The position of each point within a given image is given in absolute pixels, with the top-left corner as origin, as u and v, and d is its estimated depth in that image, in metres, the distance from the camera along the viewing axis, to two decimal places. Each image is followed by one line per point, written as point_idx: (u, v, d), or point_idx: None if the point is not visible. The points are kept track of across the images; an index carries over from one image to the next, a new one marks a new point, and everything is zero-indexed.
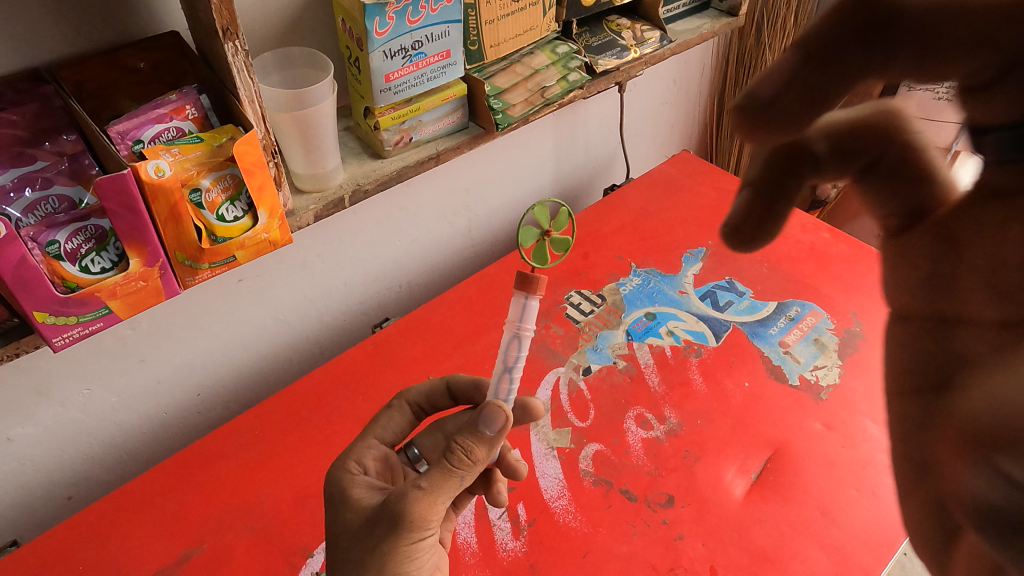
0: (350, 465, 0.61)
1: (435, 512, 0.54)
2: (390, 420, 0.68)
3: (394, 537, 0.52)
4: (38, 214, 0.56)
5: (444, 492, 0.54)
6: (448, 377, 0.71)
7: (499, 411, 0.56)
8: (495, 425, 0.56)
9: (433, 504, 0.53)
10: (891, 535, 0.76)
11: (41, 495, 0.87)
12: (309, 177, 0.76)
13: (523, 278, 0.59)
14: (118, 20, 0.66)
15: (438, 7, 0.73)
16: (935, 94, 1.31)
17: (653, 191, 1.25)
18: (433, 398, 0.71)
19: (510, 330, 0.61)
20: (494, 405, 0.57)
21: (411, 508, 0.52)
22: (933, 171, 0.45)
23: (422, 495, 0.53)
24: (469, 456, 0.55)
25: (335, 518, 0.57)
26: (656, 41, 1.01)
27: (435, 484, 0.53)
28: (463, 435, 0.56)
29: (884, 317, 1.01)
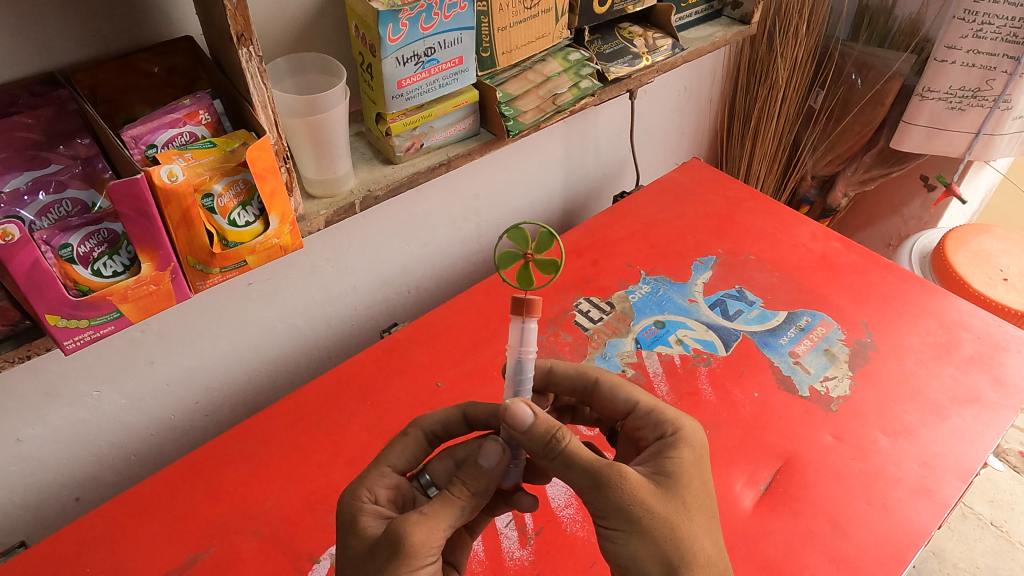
0: (361, 493, 0.60)
1: (435, 539, 0.53)
2: (404, 447, 0.66)
3: (394, 562, 0.52)
4: (52, 217, 0.56)
5: (441, 517, 0.54)
6: (464, 406, 0.71)
7: (489, 442, 0.58)
8: (492, 458, 0.57)
9: (432, 531, 0.53)
10: (902, 549, 0.75)
11: (49, 496, 0.87)
12: (320, 182, 0.77)
13: (517, 302, 0.60)
14: (133, 25, 0.66)
15: (451, 13, 0.73)
16: (948, 104, 1.31)
17: (663, 198, 1.24)
18: (448, 426, 0.69)
19: (512, 353, 0.63)
20: (489, 441, 0.59)
21: (407, 531, 0.52)
22: (659, 407, 0.66)
23: (421, 519, 0.53)
24: (467, 487, 0.56)
25: (345, 548, 0.56)
26: (668, 48, 1.01)
27: (436, 510, 0.54)
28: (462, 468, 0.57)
29: (895, 328, 1.00)
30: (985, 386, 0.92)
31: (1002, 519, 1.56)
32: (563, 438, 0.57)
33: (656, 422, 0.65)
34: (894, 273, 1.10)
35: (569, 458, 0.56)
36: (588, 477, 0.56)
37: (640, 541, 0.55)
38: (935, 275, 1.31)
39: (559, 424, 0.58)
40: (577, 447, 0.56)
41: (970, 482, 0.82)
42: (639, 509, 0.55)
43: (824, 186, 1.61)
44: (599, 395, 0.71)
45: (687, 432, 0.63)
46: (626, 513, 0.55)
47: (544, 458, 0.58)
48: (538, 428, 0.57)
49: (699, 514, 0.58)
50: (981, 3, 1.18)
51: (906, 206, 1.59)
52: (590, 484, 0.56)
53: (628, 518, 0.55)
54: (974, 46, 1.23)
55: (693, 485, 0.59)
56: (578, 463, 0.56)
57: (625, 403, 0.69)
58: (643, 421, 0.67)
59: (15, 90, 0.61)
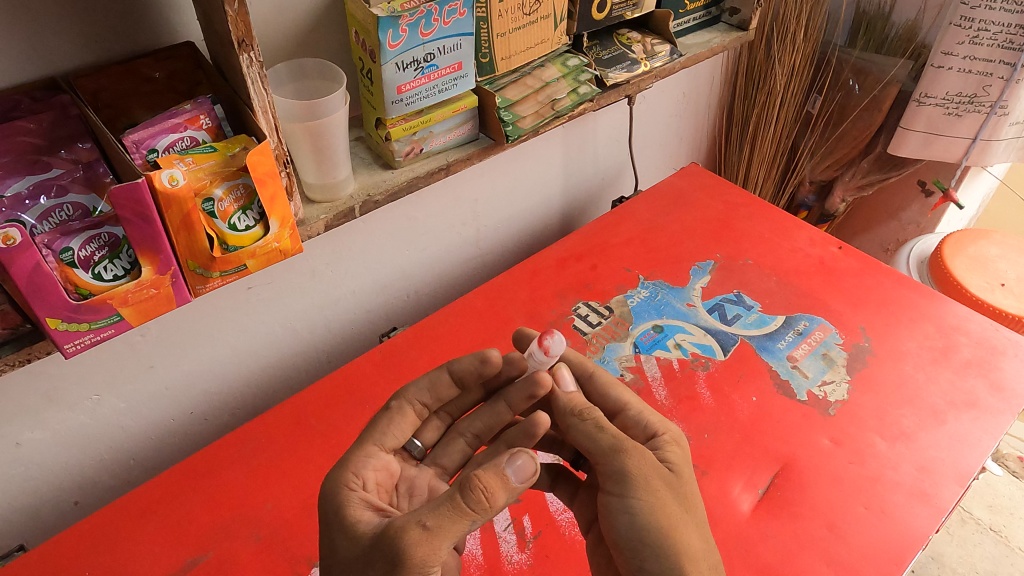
0: (349, 479, 0.60)
1: (438, 557, 0.51)
2: (390, 423, 0.66)
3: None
4: (53, 221, 0.57)
5: (449, 534, 0.52)
6: (449, 364, 0.70)
7: (523, 456, 0.55)
8: (522, 473, 0.55)
9: (435, 549, 0.51)
10: (899, 553, 0.76)
11: (48, 500, 0.87)
12: (320, 187, 0.77)
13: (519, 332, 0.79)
14: (135, 30, 0.67)
15: (450, 19, 0.73)
16: (945, 109, 1.31)
17: (661, 203, 1.25)
18: (435, 389, 0.69)
19: None
20: (525, 454, 0.56)
21: (411, 549, 0.50)
22: (645, 409, 0.68)
23: (422, 536, 0.51)
24: (487, 499, 0.53)
25: (332, 541, 0.56)
26: (666, 54, 1.02)
27: (440, 526, 0.51)
28: (487, 473, 0.53)
29: (893, 333, 1.01)
30: (982, 390, 0.93)
31: (1001, 524, 1.56)
32: (590, 411, 0.64)
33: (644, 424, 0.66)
34: (892, 278, 1.10)
35: (597, 424, 0.62)
36: (607, 444, 0.60)
37: (646, 512, 0.57)
38: (933, 280, 1.32)
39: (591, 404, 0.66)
40: (603, 420, 0.62)
41: (967, 486, 0.82)
42: (650, 480, 0.58)
43: (822, 191, 1.61)
44: (591, 389, 0.72)
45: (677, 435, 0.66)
46: (635, 484, 0.58)
47: (574, 420, 0.64)
48: (571, 397, 0.66)
49: (698, 504, 0.60)
50: (977, 9, 1.19)
51: (904, 211, 1.60)
52: (606, 451, 0.60)
53: (637, 486, 0.58)
54: (970, 53, 1.24)
55: (692, 481, 0.62)
56: (608, 429, 0.61)
57: (616, 402, 0.70)
58: (632, 419, 0.68)
59: (17, 94, 0.62)
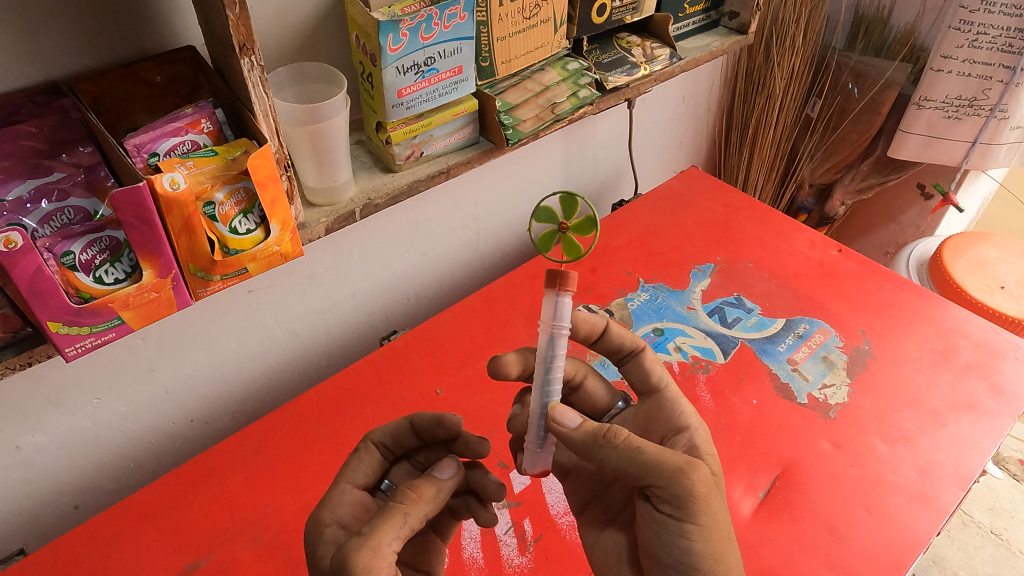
0: (322, 515, 0.58)
1: (383, 557, 0.51)
2: (359, 462, 0.64)
3: None
4: (54, 225, 0.56)
5: (389, 531, 0.52)
6: (411, 415, 0.68)
7: (443, 459, 0.61)
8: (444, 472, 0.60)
9: (377, 550, 0.51)
10: (900, 556, 0.75)
11: (49, 504, 0.87)
12: (321, 191, 0.77)
13: (553, 275, 0.63)
14: (136, 34, 0.67)
15: (451, 23, 0.74)
16: (944, 113, 1.32)
17: (661, 206, 1.25)
18: (398, 436, 0.67)
19: (545, 329, 0.64)
20: (445, 459, 0.62)
21: (354, 556, 0.50)
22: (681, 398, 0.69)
23: (361, 540, 0.51)
24: (413, 491, 0.56)
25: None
26: (666, 58, 1.02)
27: (377, 526, 0.52)
28: (411, 479, 0.58)
29: (893, 335, 1.01)
30: (983, 393, 0.93)
31: (1001, 527, 1.55)
32: (619, 431, 0.57)
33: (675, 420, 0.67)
34: (891, 280, 1.10)
35: (636, 445, 0.56)
36: (663, 466, 0.54)
37: (703, 539, 0.55)
38: (933, 283, 1.32)
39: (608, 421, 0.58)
40: (638, 438, 0.56)
41: (968, 489, 0.82)
42: (712, 503, 0.55)
43: (822, 195, 1.62)
44: (636, 365, 0.72)
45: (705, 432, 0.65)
46: (701, 507, 0.54)
47: (604, 444, 0.57)
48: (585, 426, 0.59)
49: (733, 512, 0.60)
50: (976, 13, 1.19)
51: (903, 214, 1.60)
52: (665, 473, 0.54)
53: (703, 513, 0.55)
54: (969, 56, 1.24)
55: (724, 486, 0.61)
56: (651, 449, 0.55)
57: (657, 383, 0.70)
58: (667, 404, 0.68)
59: (19, 99, 0.62)
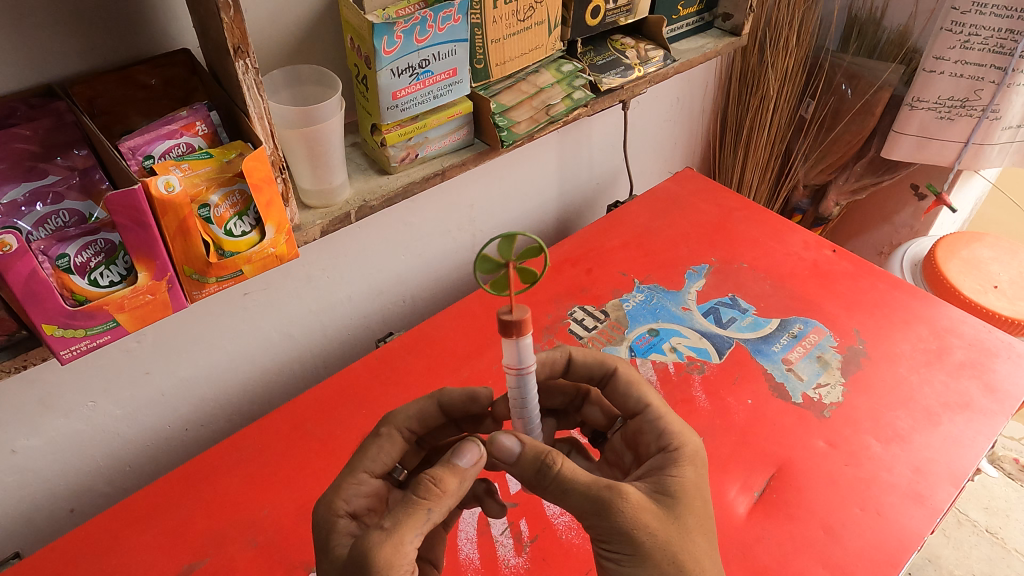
0: (337, 504, 0.59)
1: (403, 554, 0.51)
2: (380, 449, 0.64)
3: None
4: (49, 227, 0.57)
5: (412, 528, 0.52)
6: (438, 395, 0.69)
7: (467, 442, 0.57)
8: (469, 459, 0.56)
9: (399, 546, 0.51)
10: (895, 554, 0.76)
11: (44, 507, 0.87)
12: (316, 193, 0.77)
13: (505, 324, 0.57)
14: (131, 37, 0.67)
15: (445, 26, 0.74)
16: (937, 113, 1.32)
17: (657, 207, 1.25)
18: (422, 419, 0.68)
19: (511, 372, 0.62)
20: (468, 439, 0.58)
21: (376, 553, 0.50)
22: (666, 416, 0.65)
23: (384, 536, 0.51)
24: (436, 485, 0.54)
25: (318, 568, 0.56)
26: (660, 60, 1.03)
27: (399, 522, 0.52)
28: (433, 467, 0.55)
29: (887, 335, 1.01)
30: (976, 392, 0.93)
31: (997, 526, 1.56)
32: (555, 459, 0.56)
33: (658, 434, 0.64)
34: (885, 280, 1.11)
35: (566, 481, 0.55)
36: (587, 503, 0.55)
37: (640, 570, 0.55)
38: (927, 282, 1.33)
39: (548, 447, 0.57)
40: (571, 471, 0.55)
41: (962, 487, 0.82)
42: (641, 535, 0.54)
43: (816, 195, 1.62)
44: (614, 387, 0.70)
45: (689, 450, 0.62)
46: (626, 537, 0.54)
47: (535, 480, 0.56)
48: (524, 455, 0.57)
49: (699, 533, 0.57)
50: (967, 14, 1.20)
51: (897, 214, 1.61)
52: (590, 508, 0.55)
53: (630, 544, 0.54)
54: (961, 57, 1.25)
55: (692, 508, 0.58)
56: (578, 483, 0.55)
57: (637, 403, 0.68)
58: (649, 425, 0.66)
59: (13, 102, 0.62)
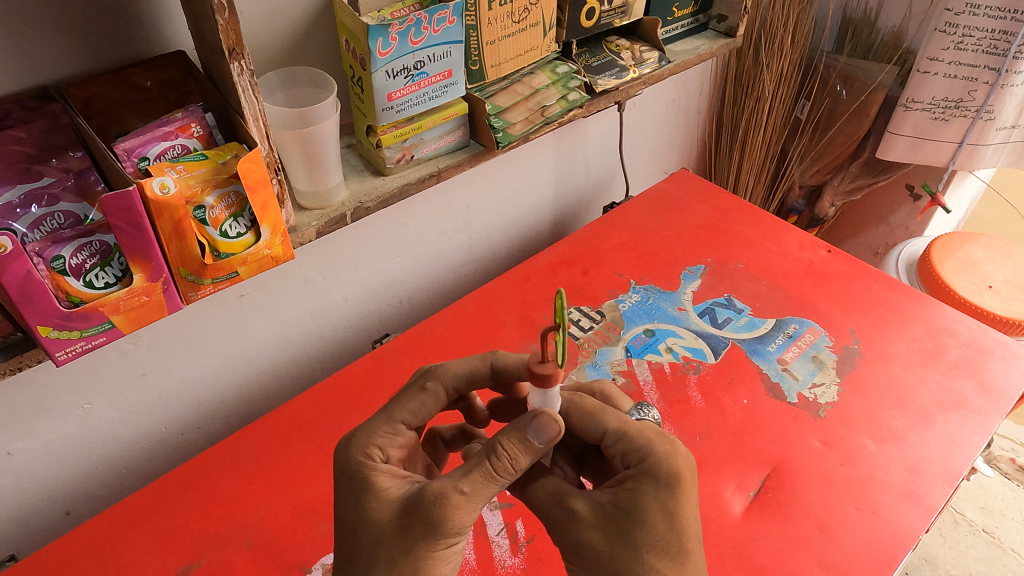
0: (374, 452, 0.59)
1: (473, 517, 0.54)
2: (421, 404, 0.64)
3: (430, 541, 0.53)
4: (44, 229, 0.57)
5: (484, 497, 0.54)
6: (491, 359, 0.67)
7: (550, 421, 0.55)
8: (545, 435, 0.54)
9: (471, 511, 0.53)
10: (890, 553, 0.76)
11: (40, 510, 0.87)
12: (311, 194, 0.78)
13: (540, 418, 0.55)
14: (126, 39, 0.67)
15: (440, 27, 0.74)
16: (931, 114, 1.33)
17: (652, 208, 1.26)
18: (471, 380, 0.66)
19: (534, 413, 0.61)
20: (545, 415, 0.55)
21: (451, 516, 0.52)
22: (628, 433, 0.59)
23: (463, 503, 0.52)
24: (512, 463, 0.54)
25: (358, 509, 0.56)
26: (655, 61, 1.03)
27: (477, 490, 0.53)
28: (509, 440, 0.54)
29: (882, 334, 1.02)
30: (971, 391, 0.94)
31: (993, 525, 1.57)
32: (527, 464, 0.61)
33: (623, 452, 0.59)
34: (880, 280, 1.11)
35: (532, 486, 0.60)
36: (544, 510, 0.59)
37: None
38: (922, 282, 1.33)
39: (529, 449, 0.62)
40: (537, 477, 0.60)
41: (956, 486, 0.83)
42: (585, 552, 0.56)
43: (811, 196, 1.63)
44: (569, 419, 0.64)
45: (651, 463, 0.57)
46: (574, 548, 0.56)
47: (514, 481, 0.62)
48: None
49: (659, 554, 0.54)
50: (960, 16, 1.21)
51: (893, 214, 1.61)
52: (546, 516, 0.59)
53: (579, 558, 0.56)
54: (955, 58, 1.26)
55: (648, 523, 0.55)
56: (537, 491, 0.60)
57: (595, 429, 0.62)
58: (612, 448, 0.60)
59: (9, 105, 0.62)
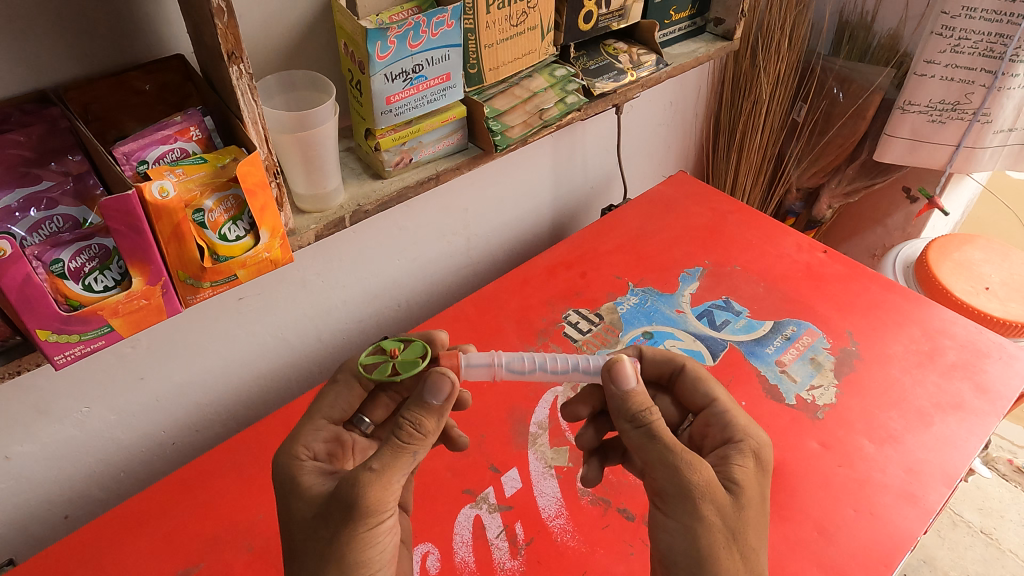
0: (298, 451, 0.62)
1: (390, 492, 0.55)
2: (337, 396, 0.68)
3: (351, 523, 0.54)
4: (43, 233, 0.57)
5: (398, 469, 0.55)
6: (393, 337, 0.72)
7: (443, 378, 0.57)
8: (440, 394, 0.57)
9: (387, 484, 0.55)
10: (888, 555, 0.76)
11: (38, 514, 0.87)
12: (310, 197, 0.78)
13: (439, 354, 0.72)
14: (124, 42, 0.67)
15: (438, 31, 0.74)
16: (929, 117, 1.33)
17: (650, 210, 1.26)
18: None
19: (498, 367, 0.72)
20: (437, 373, 0.58)
21: (365, 491, 0.54)
22: (737, 410, 0.68)
23: (374, 477, 0.54)
24: (419, 430, 0.56)
25: (285, 508, 0.59)
26: (653, 64, 1.03)
27: (386, 463, 0.55)
28: (412, 409, 0.57)
29: (880, 336, 1.02)
30: (968, 392, 0.94)
31: (991, 527, 1.57)
32: (654, 414, 0.60)
33: (727, 426, 0.67)
34: (878, 282, 1.11)
35: (656, 432, 0.59)
36: (665, 458, 0.58)
37: (685, 530, 0.58)
38: (920, 284, 1.33)
39: (653, 403, 0.61)
40: (664, 427, 0.60)
41: (954, 487, 0.83)
42: (703, 507, 0.58)
43: (809, 198, 1.63)
44: (682, 381, 0.73)
45: (758, 445, 0.65)
46: (681, 500, 0.58)
47: (626, 423, 0.61)
48: (635, 393, 0.61)
49: (753, 529, 0.60)
50: (957, 18, 1.21)
51: (890, 217, 1.62)
52: (665, 461, 0.58)
53: (688, 510, 0.58)
54: (952, 61, 1.26)
55: (752, 497, 0.61)
56: (660, 440, 0.59)
57: (705, 396, 0.71)
58: (716, 418, 0.69)
59: (8, 108, 0.62)
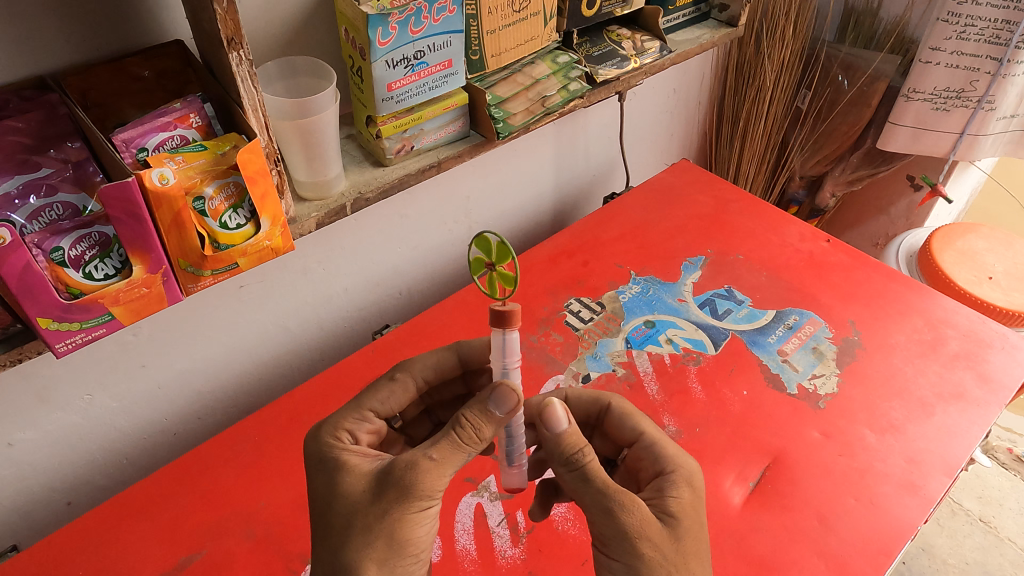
0: (341, 434, 0.62)
1: (444, 482, 0.55)
2: (390, 394, 0.68)
3: (403, 505, 0.54)
4: (43, 221, 0.56)
5: (451, 464, 0.55)
6: (456, 347, 0.74)
7: (509, 391, 0.57)
8: (504, 404, 0.57)
9: (441, 476, 0.55)
10: (889, 544, 0.76)
11: (40, 501, 0.87)
12: (311, 184, 0.77)
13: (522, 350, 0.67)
14: (122, 28, 0.67)
15: (440, 17, 0.73)
16: (933, 104, 1.32)
17: (652, 199, 1.25)
18: (441, 369, 0.73)
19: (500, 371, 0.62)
20: (505, 386, 0.58)
21: (419, 477, 0.53)
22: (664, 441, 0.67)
23: (432, 466, 0.54)
24: (477, 434, 0.56)
25: (330, 485, 0.57)
26: (656, 51, 1.02)
27: (445, 454, 0.55)
28: (472, 410, 0.57)
29: (882, 326, 1.02)
30: (970, 382, 0.94)
31: (990, 515, 1.57)
32: (587, 454, 0.57)
33: (656, 458, 0.65)
34: (881, 272, 1.11)
35: (587, 475, 0.57)
36: (598, 501, 0.57)
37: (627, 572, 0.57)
38: (923, 274, 1.33)
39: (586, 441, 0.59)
40: (598, 468, 0.57)
41: (955, 476, 0.83)
42: (643, 546, 0.56)
43: (812, 187, 1.62)
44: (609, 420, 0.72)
45: (685, 471, 0.63)
46: (619, 542, 0.56)
47: (562, 467, 0.58)
48: (568, 436, 0.58)
49: (695, 557, 0.58)
50: (963, 5, 1.20)
51: (893, 205, 1.61)
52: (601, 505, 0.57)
53: (630, 553, 0.56)
54: (958, 48, 1.25)
55: (688, 526, 0.59)
56: (595, 483, 0.57)
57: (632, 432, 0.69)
58: (645, 452, 0.67)
59: (7, 94, 0.62)
